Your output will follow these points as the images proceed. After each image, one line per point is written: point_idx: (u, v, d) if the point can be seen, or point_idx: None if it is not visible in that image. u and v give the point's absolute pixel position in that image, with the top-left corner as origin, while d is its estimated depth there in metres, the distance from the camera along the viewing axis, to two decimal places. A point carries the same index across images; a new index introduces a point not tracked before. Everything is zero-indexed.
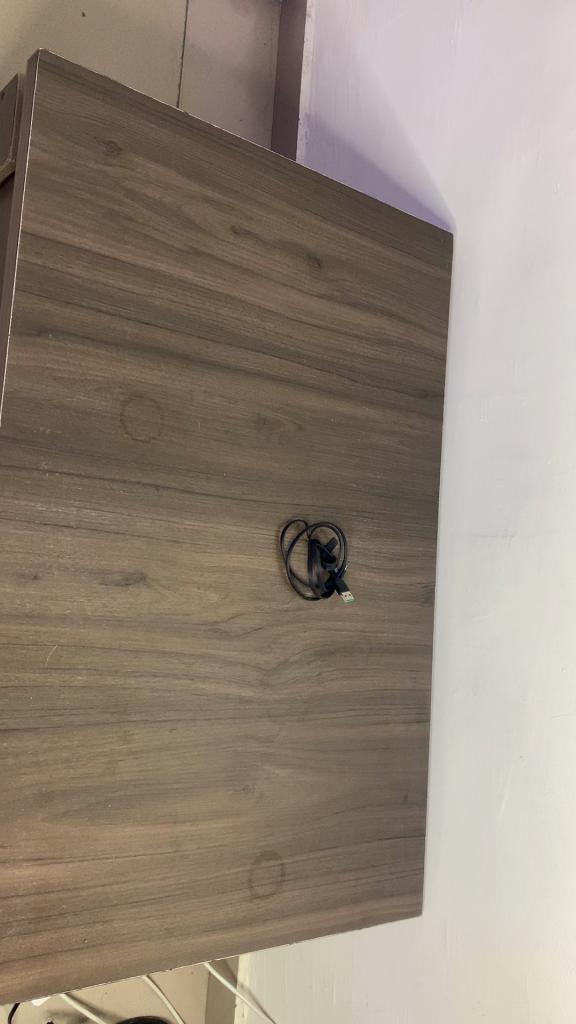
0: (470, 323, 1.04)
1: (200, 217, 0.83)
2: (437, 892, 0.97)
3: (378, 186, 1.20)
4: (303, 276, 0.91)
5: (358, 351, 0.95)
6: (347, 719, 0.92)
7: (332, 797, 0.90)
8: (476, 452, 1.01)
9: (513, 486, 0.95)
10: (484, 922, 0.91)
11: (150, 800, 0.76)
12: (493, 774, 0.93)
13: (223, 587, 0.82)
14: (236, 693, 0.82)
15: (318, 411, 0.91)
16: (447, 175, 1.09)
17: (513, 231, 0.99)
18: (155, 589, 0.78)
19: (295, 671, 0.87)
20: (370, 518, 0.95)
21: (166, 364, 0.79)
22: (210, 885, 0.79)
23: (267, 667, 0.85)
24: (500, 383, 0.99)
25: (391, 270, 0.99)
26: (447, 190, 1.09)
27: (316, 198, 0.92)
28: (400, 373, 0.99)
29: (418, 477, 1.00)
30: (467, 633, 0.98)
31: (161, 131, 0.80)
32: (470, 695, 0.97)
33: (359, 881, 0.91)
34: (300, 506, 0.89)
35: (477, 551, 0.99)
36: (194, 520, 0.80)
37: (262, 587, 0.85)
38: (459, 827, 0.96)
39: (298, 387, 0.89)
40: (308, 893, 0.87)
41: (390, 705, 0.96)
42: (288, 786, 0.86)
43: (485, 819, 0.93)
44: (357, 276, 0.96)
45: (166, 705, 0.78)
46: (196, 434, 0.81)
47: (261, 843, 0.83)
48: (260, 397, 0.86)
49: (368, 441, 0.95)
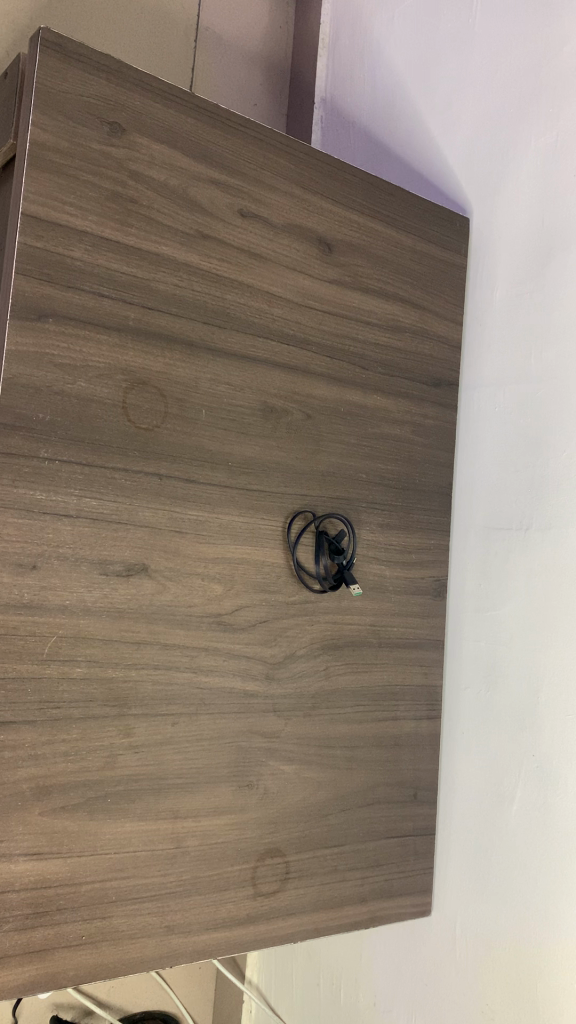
0: (487, 311, 1.01)
1: (206, 201, 0.81)
2: (447, 894, 0.95)
3: (394, 171, 1.17)
4: (313, 261, 0.88)
5: (369, 340, 0.93)
6: (356, 716, 0.89)
7: (340, 795, 0.88)
8: (492, 443, 0.98)
9: (529, 479, 0.93)
10: (494, 925, 0.89)
11: (151, 795, 0.75)
12: (505, 774, 0.91)
13: (227, 580, 0.80)
14: (240, 688, 0.81)
15: (327, 400, 0.89)
16: (465, 160, 1.06)
17: (530, 216, 0.97)
18: (158, 581, 0.76)
19: (301, 666, 0.85)
20: (380, 510, 0.93)
21: (170, 351, 0.78)
22: (213, 882, 0.78)
23: (272, 661, 0.83)
24: (515, 373, 0.96)
25: (404, 256, 0.97)
26: (464, 175, 1.06)
27: (327, 182, 0.90)
28: (413, 363, 0.97)
29: (430, 468, 0.98)
30: (480, 629, 0.96)
31: (166, 113, 0.78)
32: (482, 694, 0.94)
33: (367, 881, 0.89)
34: (308, 497, 0.87)
35: (492, 545, 0.96)
36: (198, 511, 0.79)
37: (268, 579, 0.83)
38: (470, 829, 0.94)
39: (306, 375, 0.87)
40: (314, 892, 0.85)
41: (400, 702, 0.93)
42: (294, 783, 0.84)
43: (496, 819, 0.91)
44: (369, 261, 0.93)
45: (168, 699, 0.76)
46: (200, 422, 0.79)
47: (265, 840, 0.82)
48: (267, 386, 0.84)
49: (379, 430, 0.93)
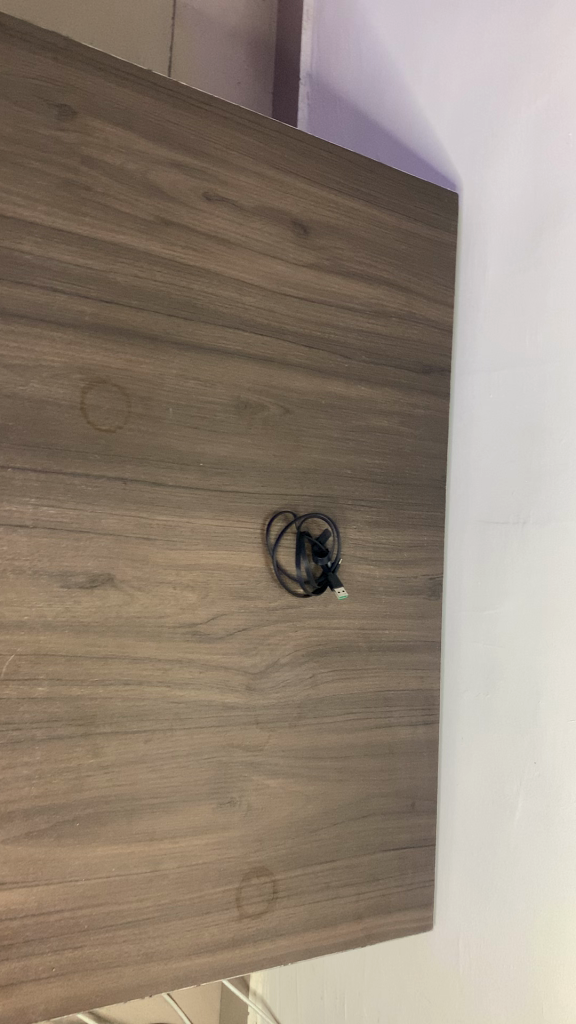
0: (479, 292, 0.95)
1: (167, 185, 0.76)
2: (449, 908, 0.90)
3: (382, 148, 1.11)
4: (287, 244, 0.83)
5: (352, 327, 0.88)
6: (346, 724, 0.85)
7: (331, 809, 0.83)
8: (487, 432, 0.92)
9: (525, 469, 0.87)
10: (498, 942, 0.84)
11: (124, 817, 0.71)
12: (506, 783, 0.86)
13: (201, 587, 0.76)
14: (219, 702, 0.76)
15: (307, 392, 0.84)
16: (453, 132, 1.00)
17: (521, 190, 0.91)
18: (125, 591, 0.72)
19: (285, 675, 0.81)
20: (368, 507, 0.88)
21: (132, 346, 0.73)
22: (194, 906, 0.74)
23: (253, 671, 0.79)
24: (510, 357, 0.90)
25: (388, 236, 0.91)
26: (452, 148, 1.00)
27: (301, 161, 0.84)
28: (401, 349, 0.92)
29: (421, 460, 0.92)
30: (478, 629, 0.91)
31: (121, 92, 0.73)
32: (482, 697, 0.89)
33: (362, 897, 0.85)
34: (288, 497, 0.82)
35: (488, 540, 0.91)
36: (167, 515, 0.74)
37: (247, 585, 0.79)
38: (472, 840, 0.89)
39: (283, 366, 0.82)
40: (305, 911, 0.81)
41: (394, 708, 0.88)
42: (281, 798, 0.80)
43: (498, 830, 0.86)
44: (349, 243, 0.88)
45: (139, 716, 0.72)
46: (167, 421, 0.75)
47: (251, 859, 0.78)
48: (240, 380, 0.79)
49: (365, 423, 0.88)
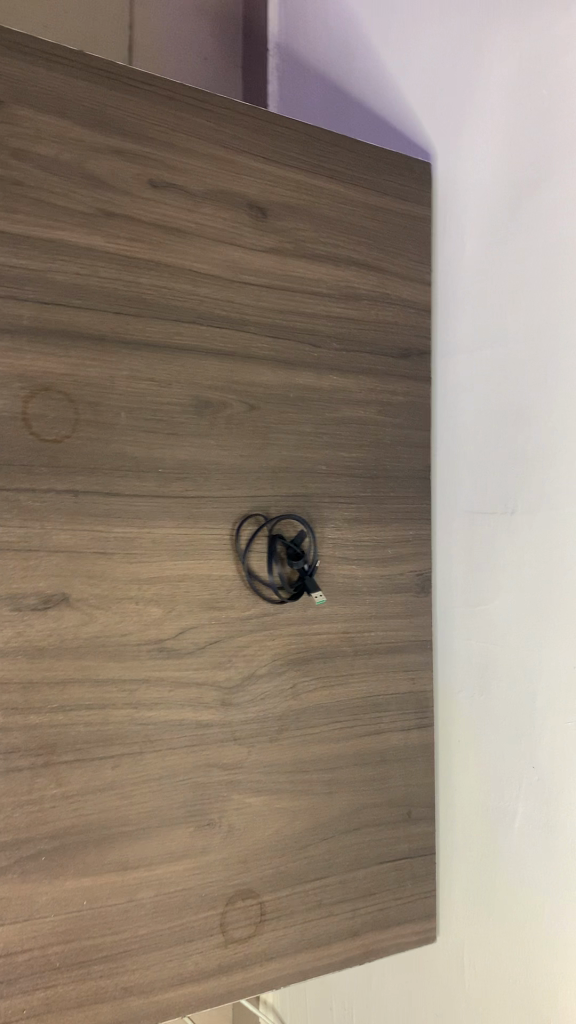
0: (457, 267, 0.89)
1: (108, 174, 0.71)
2: (452, 920, 0.86)
3: (351, 118, 1.05)
4: (244, 229, 0.78)
5: (320, 313, 0.82)
6: (333, 734, 0.80)
7: (320, 823, 0.79)
8: (471, 416, 0.87)
9: (512, 455, 0.82)
10: (502, 956, 0.80)
11: (93, 847, 0.67)
12: (504, 789, 0.81)
13: (167, 600, 0.72)
14: (192, 720, 0.72)
15: (273, 385, 0.79)
16: (421, 96, 0.94)
17: (496, 154, 0.84)
18: (82, 611, 0.68)
19: (263, 687, 0.77)
20: (347, 503, 0.83)
21: (77, 349, 0.69)
22: (174, 935, 0.70)
23: (228, 686, 0.75)
24: (492, 334, 0.85)
25: (355, 213, 0.85)
26: (423, 115, 0.94)
27: (255, 139, 0.79)
28: (376, 334, 0.86)
29: (402, 450, 0.87)
30: (470, 626, 0.86)
31: (51, 77, 0.68)
32: (476, 698, 0.84)
33: (358, 913, 0.81)
34: (258, 499, 0.77)
35: (477, 532, 0.85)
36: (125, 527, 0.70)
37: (217, 595, 0.75)
38: (472, 848, 0.84)
39: (246, 360, 0.77)
40: (296, 932, 0.77)
41: (385, 713, 0.84)
42: (264, 816, 0.76)
43: (499, 837, 0.81)
44: (313, 223, 0.82)
45: (105, 741, 0.68)
46: (120, 426, 0.70)
47: (234, 882, 0.74)
48: (199, 377, 0.75)
49: (339, 414, 0.83)
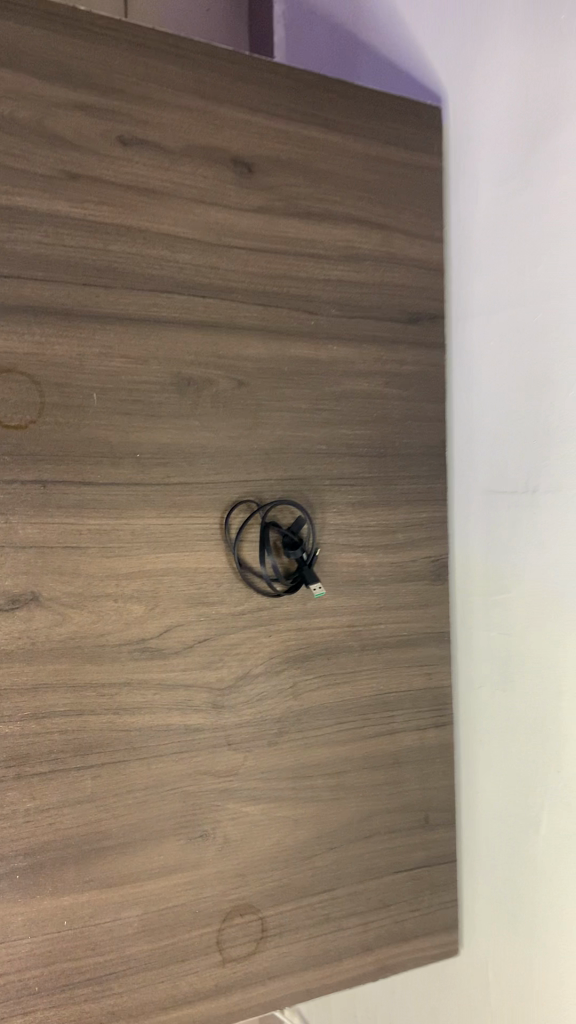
0: (471, 221, 0.81)
1: (72, 132, 0.65)
2: (474, 935, 0.80)
3: (347, 61, 0.95)
4: (227, 188, 0.71)
5: (315, 277, 0.75)
6: (338, 736, 0.74)
7: (326, 833, 0.73)
8: (486, 386, 0.79)
9: (533, 426, 0.73)
10: (525, 979, 0.73)
11: (73, 864, 0.63)
12: (527, 795, 0.74)
13: (150, 597, 0.66)
14: (180, 725, 0.67)
15: (264, 358, 0.72)
16: (423, 28, 0.84)
17: (508, 91, 0.75)
18: (54, 611, 0.63)
19: (260, 687, 0.71)
20: (351, 485, 0.76)
21: (41, 326, 0.63)
22: (166, 955, 0.66)
23: (220, 688, 0.69)
24: (508, 295, 0.76)
25: (355, 166, 0.78)
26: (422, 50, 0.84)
27: (238, 87, 0.72)
28: (380, 299, 0.79)
29: (413, 425, 0.80)
30: (490, 617, 0.78)
31: (3, 26, 0.62)
32: (497, 695, 0.77)
33: (370, 926, 0.75)
34: (249, 484, 0.71)
35: (496, 513, 0.77)
36: (100, 519, 0.65)
37: (206, 589, 0.69)
38: (496, 858, 0.77)
39: (233, 331, 0.71)
40: (302, 948, 0.72)
41: (397, 712, 0.78)
42: (264, 826, 0.70)
43: (523, 847, 0.74)
44: (306, 179, 0.75)
45: (83, 750, 0.63)
46: (92, 409, 0.65)
47: (232, 897, 0.69)
48: (180, 352, 0.68)
49: (340, 388, 0.76)
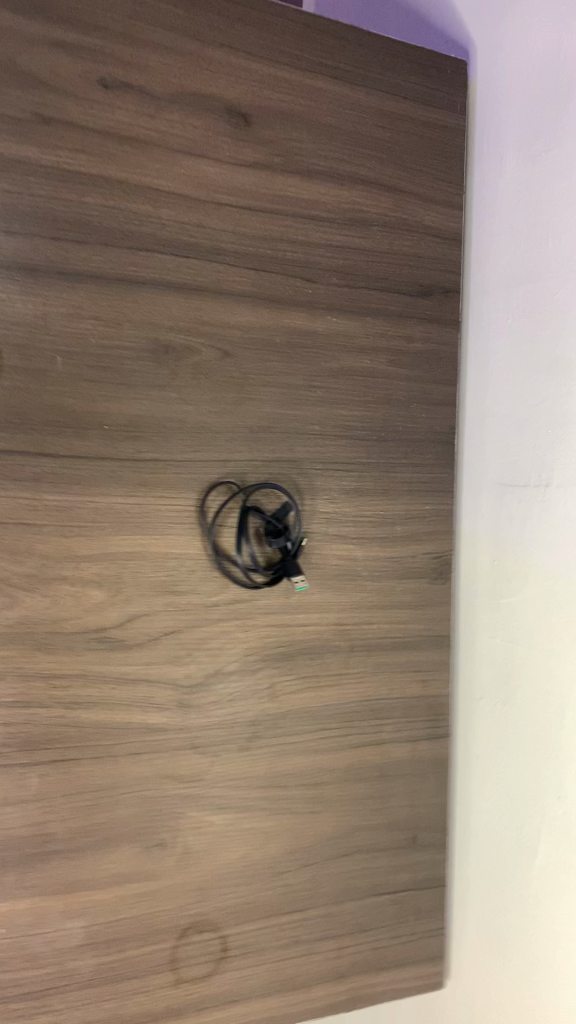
0: (495, 185, 0.73)
1: (47, 72, 0.59)
2: (461, 968, 0.73)
3: None
4: (220, 141, 0.65)
5: (316, 241, 0.68)
6: (318, 744, 0.68)
7: (300, 848, 0.67)
8: (503, 367, 0.71)
9: (549, 414, 0.66)
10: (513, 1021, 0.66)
11: (14, 868, 0.58)
12: (524, 820, 0.67)
13: (112, 583, 0.61)
14: (140, 724, 0.62)
15: (254, 328, 0.66)
16: None
17: (544, 38, 0.67)
18: (4, 593, 0.58)
19: (232, 687, 0.65)
20: (345, 471, 0.69)
21: (3, 282, 0.58)
22: (112, 971, 0.61)
23: (187, 685, 0.63)
24: (531, 266, 0.69)
25: (367, 122, 0.71)
26: None
27: (238, 29, 0.65)
28: (389, 268, 0.72)
29: (419, 408, 0.73)
30: (494, 623, 0.71)
31: None
32: (498, 708, 0.70)
33: (345, 952, 0.69)
34: (230, 465, 0.65)
35: (505, 509, 0.70)
36: (60, 495, 0.59)
37: (176, 577, 0.63)
38: (488, 886, 0.70)
39: (219, 297, 0.65)
40: (266, 972, 0.66)
41: (386, 721, 0.71)
42: (229, 838, 0.65)
43: (517, 878, 0.67)
44: (310, 134, 0.68)
45: (30, 746, 0.58)
46: (56, 375, 0.59)
47: (189, 913, 0.63)
48: (157, 318, 0.63)
49: (338, 365, 0.69)
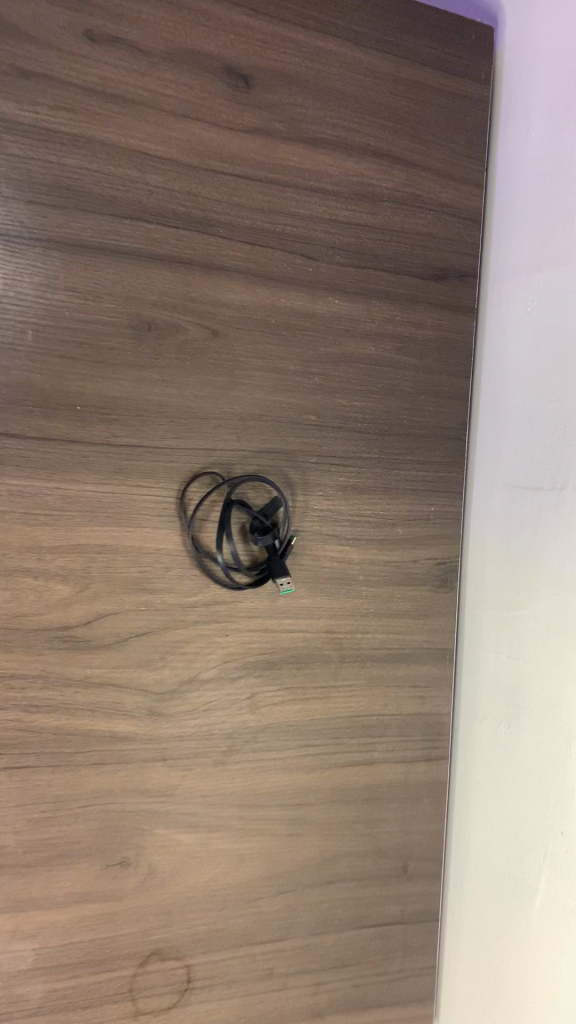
0: (519, 160, 0.67)
1: (27, 21, 0.54)
2: (451, 1010, 0.67)
3: None
4: (216, 104, 0.60)
5: (319, 216, 0.63)
6: (302, 762, 0.63)
7: (278, 874, 0.62)
8: (520, 359, 0.65)
9: (567, 410, 0.60)
10: None
11: None
12: (524, 856, 0.61)
13: (79, 578, 0.56)
14: (105, 732, 0.57)
15: (248, 306, 0.61)
16: None
17: None
18: None
19: (209, 696, 0.60)
20: (343, 466, 0.64)
21: None
22: (64, 998, 0.56)
23: (158, 692, 0.58)
24: (553, 248, 0.63)
25: (382, 89, 0.65)
26: None
27: None
28: (400, 248, 0.66)
29: (427, 402, 0.67)
30: (501, 637, 0.65)
31: None
32: (502, 731, 0.64)
33: (323, 989, 0.64)
34: (216, 454, 0.60)
35: (517, 513, 0.64)
36: (25, 481, 0.55)
37: (150, 575, 0.58)
38: (483, 925, 0.64)
39: (211, 271, 0.59)
40: (235, 1007, 0.61)
41: (378, 739, 0.65)
42: (199, 859, 0.60)
43: (514, 919, 0.61)
44: (317, 100, 0.63)
45: None
46: (26, 350, 0.54)
47: (152, 939, 0.58)
48: (141, 291, 0.58)
49: (339, 351, 0.64)
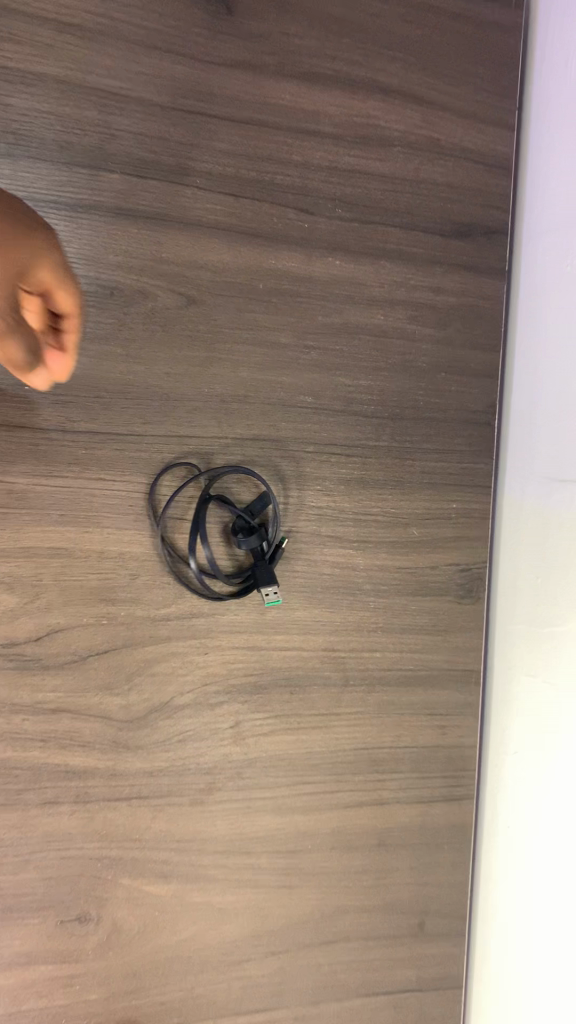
0: (559, 93, 0.56)
1: None
2: None
3: None
4: (193, 30, 0.50)
5: (316, 163, 0.54)
6: (297, 802, 0.54)
7: (268, 934, 0.53)
8: (560, 328, 0.55)
9: None
10: None
11: None
12: (560, 925, 0.50)
13: (28, 587, 0.48)
14: (59, 767, 0.49)
15: (230, 271, 0.52)
16: None
17: None
18: None
19: (184, 725, 0.51)
20: (345, 457, 0.55)
21: None
22: None
23: (123, 720, 0.50)
24: None
25: (393, 12, 0.55)
26: None
27: None
28: (414, 201, 0.56)
29: (447, 381, 0.58)
30: (536, 658, 0.54)
31: None
32: (537, 771, 0.54)
33: None
34: (192, 443, 0.51)
35: (554, 512, 0.54)
36: None
37: (113, 583, 0.50)
38: (514, 997, 0.54)
39: (185, 230, 0.51)
40: None
41: (389, 776, 0.56)
42: (173, 915, 0.51)
43: (548, 999, 0.51)
44: (314, 26, 0.53)
45: None
46: None
47: (118, 1007, 0.50)
48: (103, 252, 0.49)
49: (341, 322, 0.55)
